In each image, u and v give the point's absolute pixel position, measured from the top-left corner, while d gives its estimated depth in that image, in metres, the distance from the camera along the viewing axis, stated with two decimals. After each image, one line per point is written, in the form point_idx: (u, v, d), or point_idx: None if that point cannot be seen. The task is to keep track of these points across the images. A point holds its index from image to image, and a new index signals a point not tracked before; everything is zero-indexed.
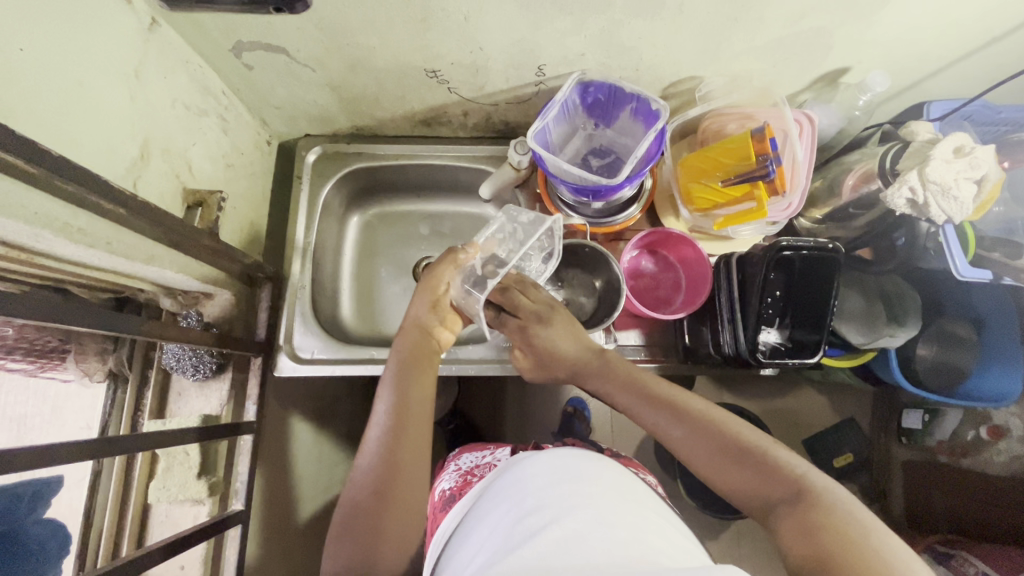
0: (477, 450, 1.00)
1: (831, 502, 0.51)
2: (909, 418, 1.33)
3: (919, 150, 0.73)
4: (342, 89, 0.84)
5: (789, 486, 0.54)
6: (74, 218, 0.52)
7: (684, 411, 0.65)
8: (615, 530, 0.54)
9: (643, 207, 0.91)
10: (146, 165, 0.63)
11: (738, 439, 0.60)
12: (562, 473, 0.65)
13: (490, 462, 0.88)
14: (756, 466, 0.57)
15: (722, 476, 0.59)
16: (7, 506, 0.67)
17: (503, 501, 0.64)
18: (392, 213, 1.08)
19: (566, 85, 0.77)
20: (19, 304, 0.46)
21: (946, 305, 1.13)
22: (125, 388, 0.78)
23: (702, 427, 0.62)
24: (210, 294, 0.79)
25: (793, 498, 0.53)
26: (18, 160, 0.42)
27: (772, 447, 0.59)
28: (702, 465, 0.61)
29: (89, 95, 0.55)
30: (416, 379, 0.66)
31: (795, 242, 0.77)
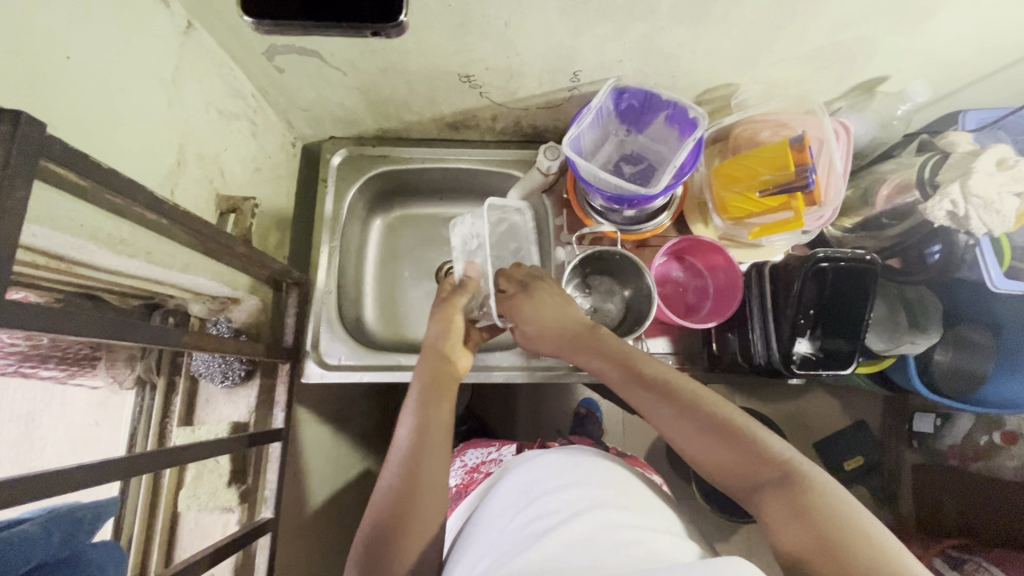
0: (482, 446, 1.01)
1: (814, 484, 0.51)
2: (921, 423, 1.34)
3: (961, 162, 0.72)
4: (371, 92, 0.82)
5: (777, 468, 0.54)
6: (118, 229, 0.51)
7: (675, 392, 0.64)
8: (624, 532, 0.54)
9: (673, 215, 0.91)
10: (183, 170, 0.62)
11: (727, 422, 0.60)
12: (570, 475, 0.65)
13: (495, 458, 0.90)
14: (743, 446, 0.57)
15: (706, 455, 0.59)
16: (70, 530, 0.52)
17: (511, 501, 0.64)
18: (414, 216, 1.07)
19: (602, 92, 0.76)
20: (75, 319, 0.45)
21: (966, 312, 1.14)
22: (154, 394, 0.77)
23: (687, 409, 0.62)
24: (238, 299, 0.78)
25: (780, 478, 0.53)
26: (73, 174, 0.41)
27: (756, 427, 0.59)
28: (687, 446, 0.61)
29: (129, 100, 0.53)
30: (436, 402, 0.71)
31: (831, 253, 0.76)
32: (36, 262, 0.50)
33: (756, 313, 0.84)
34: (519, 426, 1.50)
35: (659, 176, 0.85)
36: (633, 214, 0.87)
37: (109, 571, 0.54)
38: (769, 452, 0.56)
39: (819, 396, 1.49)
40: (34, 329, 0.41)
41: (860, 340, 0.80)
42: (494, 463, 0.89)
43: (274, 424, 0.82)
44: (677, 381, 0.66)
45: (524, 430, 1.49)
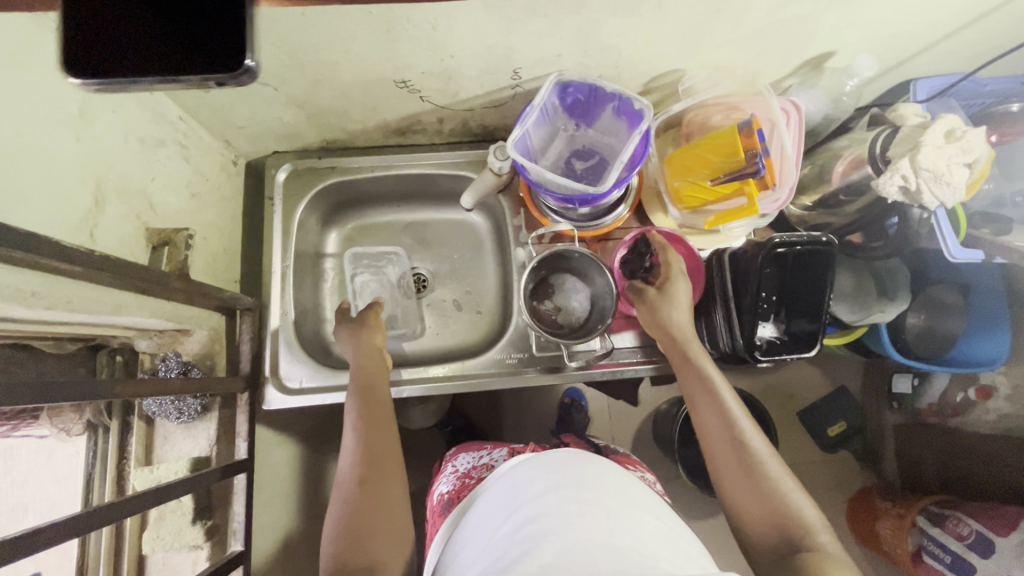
0: (473, 450, 0.97)
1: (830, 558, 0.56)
2: (899, 384, 1.34)
3: (910, 135, 0.71)
4: (307, 105, 0.79)
5: (801, 535, 0.59)
6: (26, 282, 0.48)
7: (738, 427, 0.67)
8: (616, 535, 0.53)
9: (631, 206, 0.89)
10: (103, 211, 0.59)
11: (773, 477, 0.63)
12: (560, 475, 0.64)
13: (488, 463, 0.86)
14: (779, 505, 0.61)
15: (746, 497, 0.63)
16: None
17: (502, 505, 0.63)
18: (372, 225, 1.04)
19: (544, 89, 0.73)
20: None
21: (936, 276, 1.14)
22: (107, 436, 0.75)
23: (743, 450, 0.65)
24: (187, 329, 0.77)
25: (803, 541, 0.58)
26: None
27: (795, 491, 0.63)
28: (732, 482, 0.65)
29: (30, 144, 0.50)
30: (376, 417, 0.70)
31: (787, 237, 0.76)
32: None
33: (718, 301, 0.83)
34: (503, 422, 1.49)
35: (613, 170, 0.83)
36: (589, 211, 0.85)
37: None
38: (796, 518, 0.60)
39: (799, 368, 1.50)
40: None
41: (823, 319, 0.80)
42: (486, 468, 0.85)
43: (238, 456, 0.81)
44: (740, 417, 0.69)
45: (510, 426, 1.49)
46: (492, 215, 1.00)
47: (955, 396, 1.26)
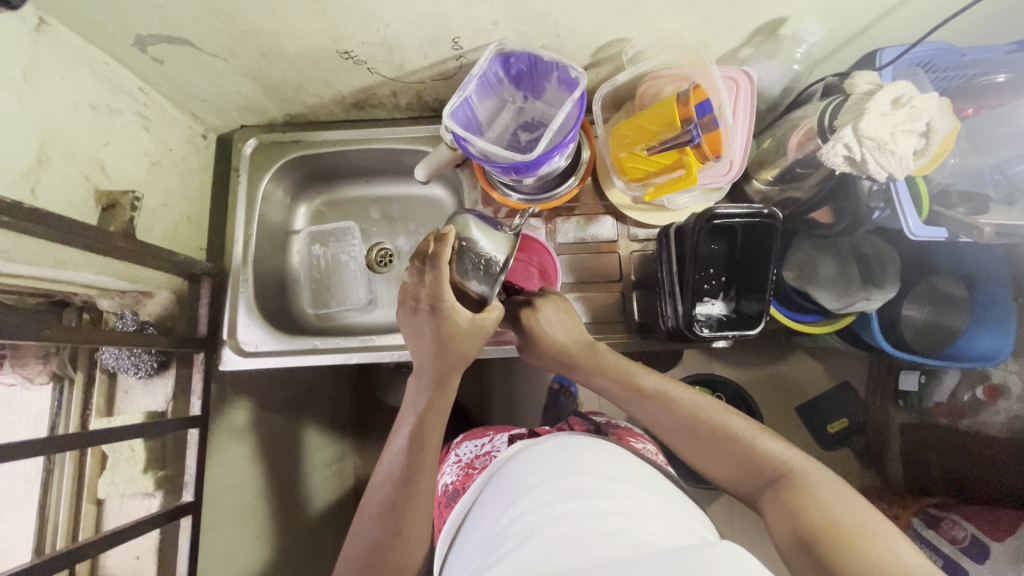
0: (476, 437, 0.96)
1: (810, 482, 0.55)
2: (906, 381, 1.21)
3: (857, 104, 0.68)
4: (261, 77, 0.82)
5: (777, 471, 0.58)
6: None
7: (672, 401, 0.67)
8: (613, 519, 0.53)
9: (584, 179, 0.88)
10: (47, 169, 0.63)
11: (726, 429, 0.63)
12: (554, 467, 0.62)
13: (490, 452, 0.86)
14: (744, 453, 0.60)
15: (712, 460, 0.62)
16: None
17: (499, 498, 0.63)
18: (340, 199, 1.06)
19: (482, 57, 0.74)
20: None
21: (939, 264, 1.08)
22: (71, 389, 0.80)
23: (688, 418, 0.65)
24: (149, 292, 0.82)
25: (778, 481, 0.57)
26: None
27: (752, 429, 0.62)
28: (694, 454, 0.64)
29: None
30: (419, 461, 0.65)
31: (727, 208, 0.73)
32: None
33: (666, 277, 0.81)
34: (489, 406, 1.49)
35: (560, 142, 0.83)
36: (537, 183, 0.85)
37: None
38: (767, 456, 0.59)
39: (792, 359, 1.44)
40: None
41: (769, 296, 0.78)
42: (488, 456, 0.85)
43: (191, 413, 0.84)
44: (675, 392, 0.68)
45: (496, 408, 1.49)
46: (454, 191, 1.01)
47: (963, 396, 1.17)
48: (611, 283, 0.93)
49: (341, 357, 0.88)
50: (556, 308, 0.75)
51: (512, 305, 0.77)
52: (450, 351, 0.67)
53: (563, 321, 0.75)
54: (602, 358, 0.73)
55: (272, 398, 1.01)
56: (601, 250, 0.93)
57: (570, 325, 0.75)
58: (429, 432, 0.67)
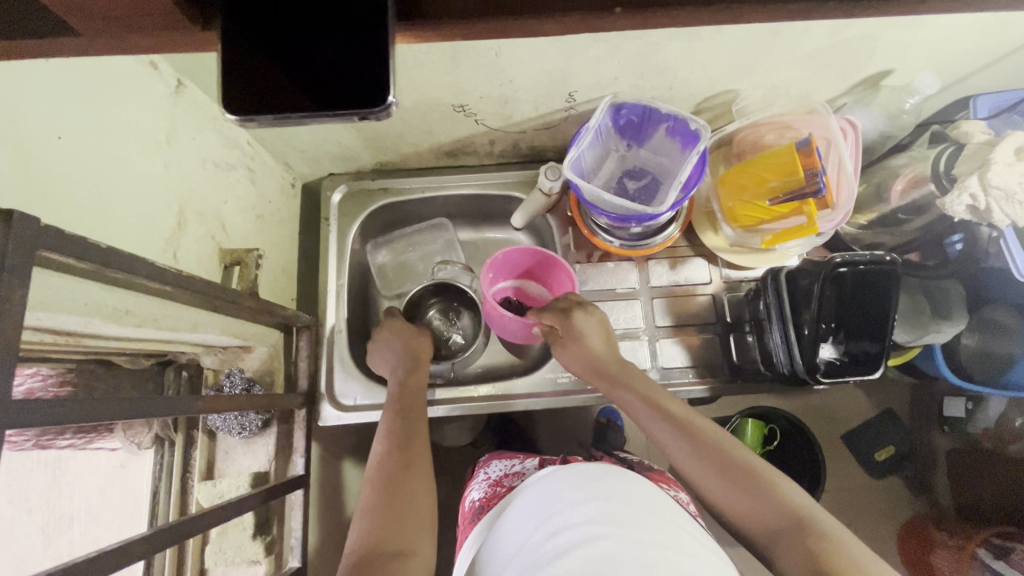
0: (505, 458, 0.92)
1: (827, 531, 0.54)
2: (951, 407, 1.19)
3: (977, 153, 0.70)
4: (366, 129, 0.81)
5: (793, 515, 0.56)
6: (122, 301, 0.51)
7: (695, 431, 0.66)
8: (648, 548, 0.50)
9: (683, 226, 0.89)
10: (184, 232, 0.62)
11: (744, 467, 0.62)
12: (590, 486, 0.59)
13: (519, 471, 0.81)
14: (757, 490, 0.60)
15: (722, 494, 0.62)
16: None
17: (531, 513, 0.60)
18: (411, 242, 1.02)
19: (599, 111, 0.74)
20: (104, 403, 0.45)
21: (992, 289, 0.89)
22: (172, 451, 0.77)
23: (706, 448, 0.64)
24: (248, 346, 0.78)
25: (797, 526, 0.55)
26: (84, 263, 0.42)
27: (768, 471, 0.61)
28: (707, 485, 0.63)
29: (126, 168, 0.53)
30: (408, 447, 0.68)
31: (850, 257, 0.75)
32: (42, 339, 0.50)
33: (774, 321, 0.82)
34: None
35: (665, 190, 0.84)
36: (640, 231, 0.85)
37: None
38: (782, 498, 0.58)
39: None
40: (66, 423, 0.41)
41: (887, 341, 0.78)
42: (518, 476, 0.80)
43: (294, 471, 0.82)
44: (700, 424, 0.67)
45: None
46: (539, 237, 1.01)
47: (1012, 421, 1.09)
48: (700, 324, 0.93)
49: (444, 408, 0.90)
50: (599, 321, 0.80)
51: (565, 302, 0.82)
52: (412, 365, 0.80)
53: (603, 330, 0.79)
54: (633, 377, 0.75)
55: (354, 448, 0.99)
56: (678, 293, 0.94)
57: (606, 340, 0.79)
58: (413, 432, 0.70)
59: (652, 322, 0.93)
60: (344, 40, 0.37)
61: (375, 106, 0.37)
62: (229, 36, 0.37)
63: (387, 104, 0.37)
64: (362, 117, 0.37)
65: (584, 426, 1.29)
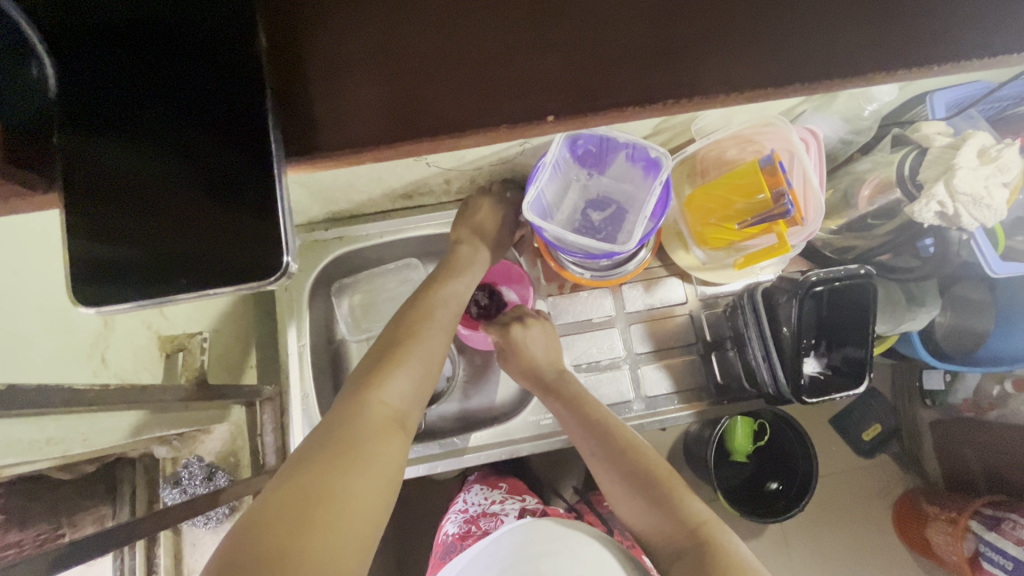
0: (486, 483, 0.96)
1: (722, 546, 0.60)
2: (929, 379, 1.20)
3: (941, 157, 0.68)
4: (311, 184, 0.76)
5: (694, 531, 0.62)
6: (41, 430, 0.46)
7: (617, 442, 0.70)
8: None
9: (653, 249, 0.86)
10: (112, 329, 0.64)
11: (655, 479, 0.67)
12: (545, 541, 0.67)
13: (497, 514, 0.87)
14: (664, 504, 0.65)
15: (631, 500, 0.67)
16: None
17: (486, 565, 0.67)
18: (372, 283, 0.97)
19: (554, 146, 0.70)
20: None
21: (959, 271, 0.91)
22: (134, 552, 0.71)
23: (624, 460, 0.69)
24: (206, 428, 0.77)
25: (696, 540, 0.61)
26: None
27: (677, 485, 0.67)
28: (622, 494, 0.68)
29: (36, 289, 0.56)
30: (381, 357, 0.64)
31: (825, 274, 0.73)
32: None
33: (755, 341, 0.81)
34: None
35: (631, 216, 0.80)
36: (611, 261, 0.82)
37: None
38: (686, 513, 0.64)
39: None
40: None
41: (870, 348, 0.76)
42: (496, 519, 0.86)
43: None
44: (623, 433, 0.72)
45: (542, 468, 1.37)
46: None
47: (991, 390, 1.11)
48: (682, 347, 0.91)
49: (426, 467, 0.86)
50: (542, 331, 0.81)
51: (510, 315, 0.82)
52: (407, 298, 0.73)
53: (545, 343, 0.81)
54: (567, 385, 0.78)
55: None
56: (656, 316, 0.91)
57: (547, 348, 0.81)
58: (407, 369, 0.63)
59: (633, 349, 0.90)
60: (217, 199, 0.43)
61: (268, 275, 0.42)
62: (97, 218, 0.42)
63: (284, 265, 0.42)
64: (250, 288, 0.43)
65: None
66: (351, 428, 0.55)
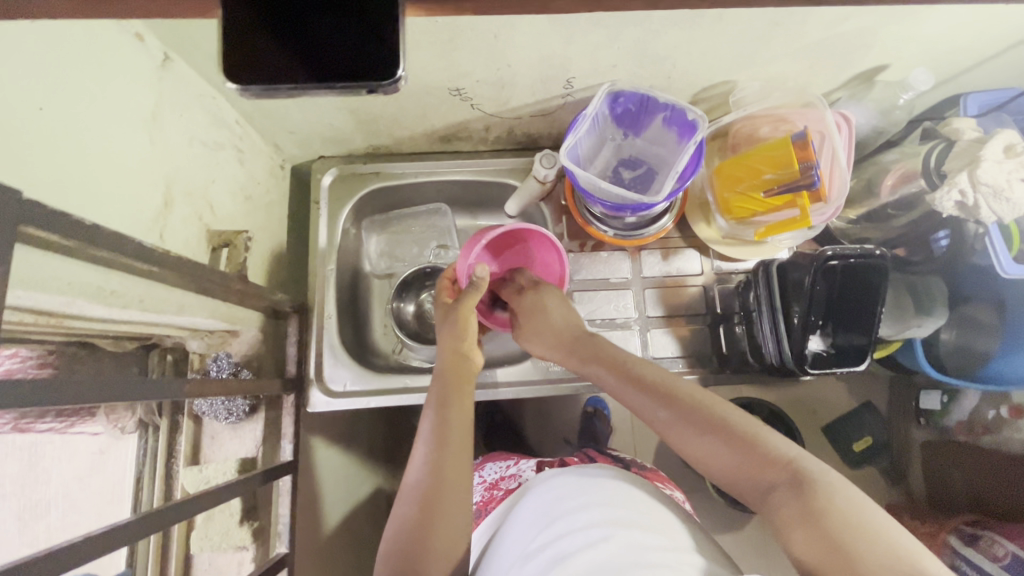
0: (499, 459, 0.94)
1: (820, 481, 0.52)
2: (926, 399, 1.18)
3: (967, 150, 0.70)
4: (360, 111, 0.79)
5: (784, 469, 0.55)
6: (108, 281, 0.50)
7: (673, 394, 0.64)
8: (652, 552, 0.53)
9: (676, 217, 0.89)
10: (170, 211, 0.61)
11: (728, 424, 0.60)
12: (592, 492, 0.63)
13: (516, 473, 0.84)
14: (742, 447, 0.58)
15: (702, 451, 0.60)
16: None
17: (531, 521, 0.63)
18: (398, 222, 1.01)
19: (597, 98, 0.74)
20: (82, 387, 0.43)
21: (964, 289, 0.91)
22: (156, 436, 0.77)
23: (685, 409, 0.62)
24: (236, 331, 0.77)
25: (788, 481, 0.53)
26: (72, 239, 0.41)
27: (755, 426, 0.60)
28: (694, 449, 0.61)
29: (110, 144, 0.51)
30: (457, 391, 0.70)
31: (841, 250, 0.76)
32: (24, 320, 0.49)
33: (764, 309, 0.84)
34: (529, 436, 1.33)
35: (659, 179, 0.84)
36: (635, 220, 0.85)
37: None
38: (771, 452, 0.56)
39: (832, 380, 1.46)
40: (46, 403, 0.40)
41: (874, 333, 0.79)
42: (514, 479, 0.82)
43: (283, 458, 0.81)
44: (679, 388, 0.65)
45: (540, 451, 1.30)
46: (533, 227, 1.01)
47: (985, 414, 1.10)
48: (691, 316, 0.94)
49: None
50: (558, 296, 0.81)
51: (524, 281, 0.84)
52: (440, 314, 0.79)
53: (565, 307, 0.80)
54: (606, 347, 0.74)
55: (337, 433, 0.98)
56: (670, 283, 0.94)
57: (567, 312, 0.80)
58: (454, 413, 0.67)
59: (646, 312, 0.93)
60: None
61: (385, 79, 0.40)
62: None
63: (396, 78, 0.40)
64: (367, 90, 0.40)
65: (573, 415, 1.29)
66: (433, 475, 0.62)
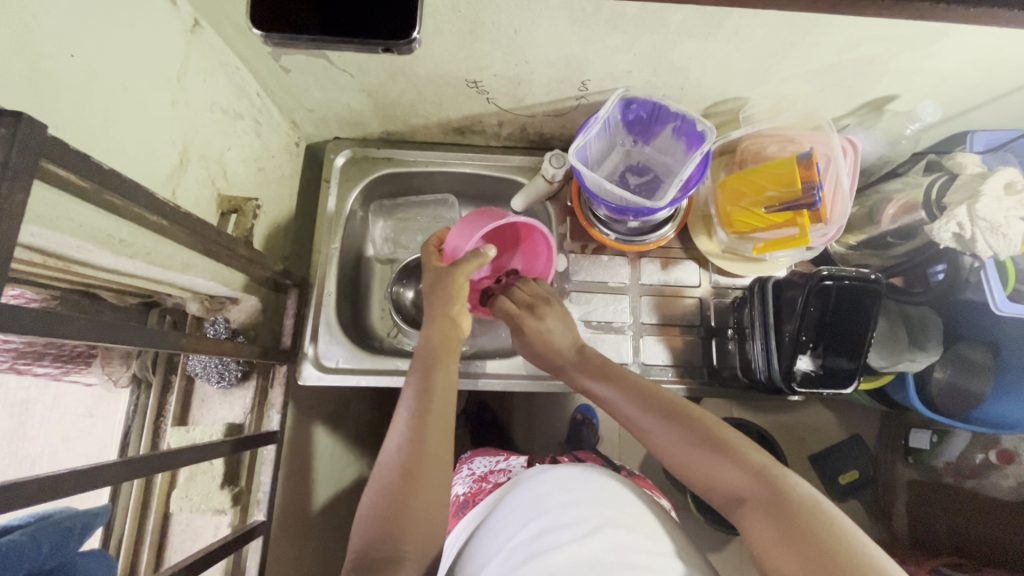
0: (489, 455, 0.94)
1: (799, 497, 0.52)
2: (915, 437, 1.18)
3: (969, 183, 0.72)
4: (377, 95, 0.80)
5: (761, 480, 0.55)
6: (116, 229, 0.51)
7: (658, 401, 0.66)
8: (633, 554, 0.54)
9: (678, 227, 0.91)
10: (185, 170, 0.62)
11: (713, 433, 0.61)
12: (577, 488, 0.63)
13: (505, 468, 0.84)
14: (723, 457, 0.58)
15: (682, 458, 0.61)
16: (58, 541, 0.53)
17: (515, 511, 0.63)
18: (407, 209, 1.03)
19: (610, 102, 0.75)
20: (79, 323, 0.44)
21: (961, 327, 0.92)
22: (148, 393, 0.78)
23: (670, 416, 0.64)
24: (237, 299, 0.78)
25: (767, 495, 0.53)
26: (87, 180, 0.42)
27: (736, 437, 0.60)
28: (674, 455, 0.62)
29: (133, 96, 0.53)
30: (446, 359, 0.71)
31: (836, 271, 0.77)
32: (33, 259, 0.50)
33: (758, 326, 0.84)
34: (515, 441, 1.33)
35: (664, 188, 0.85)
36: (637, 226, 0.87)
37: (82, 526, 0.56)
38: (750, 464, 0.57)
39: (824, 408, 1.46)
40: (42, 336, 0.41)
41: (862, 358, 0.80)
42: (503, 474, 0.82)
43: (268, 427, 0.82)
44: (662, 397, 0.67)
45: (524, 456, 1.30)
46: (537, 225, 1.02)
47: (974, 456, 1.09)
48: (686, 326, 0.95)
49: None
50: (559, 317, 0.81)
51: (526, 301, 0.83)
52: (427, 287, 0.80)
53: (565, 329, 0.81)
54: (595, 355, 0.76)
55: (325, 411, 0.99)
56: (666, 292, 0.95)
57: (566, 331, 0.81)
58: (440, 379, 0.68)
59: (640, 319, 0.94)
60: None
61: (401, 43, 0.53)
62: None
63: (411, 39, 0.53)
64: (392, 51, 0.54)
65: (561, 420, 1.29)
66: (415, 442, 0.62)
